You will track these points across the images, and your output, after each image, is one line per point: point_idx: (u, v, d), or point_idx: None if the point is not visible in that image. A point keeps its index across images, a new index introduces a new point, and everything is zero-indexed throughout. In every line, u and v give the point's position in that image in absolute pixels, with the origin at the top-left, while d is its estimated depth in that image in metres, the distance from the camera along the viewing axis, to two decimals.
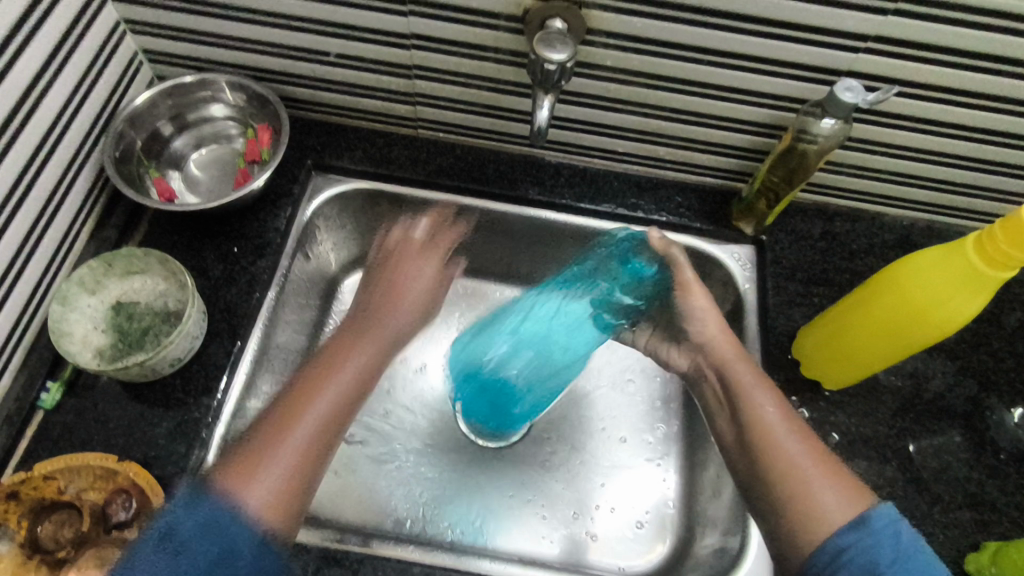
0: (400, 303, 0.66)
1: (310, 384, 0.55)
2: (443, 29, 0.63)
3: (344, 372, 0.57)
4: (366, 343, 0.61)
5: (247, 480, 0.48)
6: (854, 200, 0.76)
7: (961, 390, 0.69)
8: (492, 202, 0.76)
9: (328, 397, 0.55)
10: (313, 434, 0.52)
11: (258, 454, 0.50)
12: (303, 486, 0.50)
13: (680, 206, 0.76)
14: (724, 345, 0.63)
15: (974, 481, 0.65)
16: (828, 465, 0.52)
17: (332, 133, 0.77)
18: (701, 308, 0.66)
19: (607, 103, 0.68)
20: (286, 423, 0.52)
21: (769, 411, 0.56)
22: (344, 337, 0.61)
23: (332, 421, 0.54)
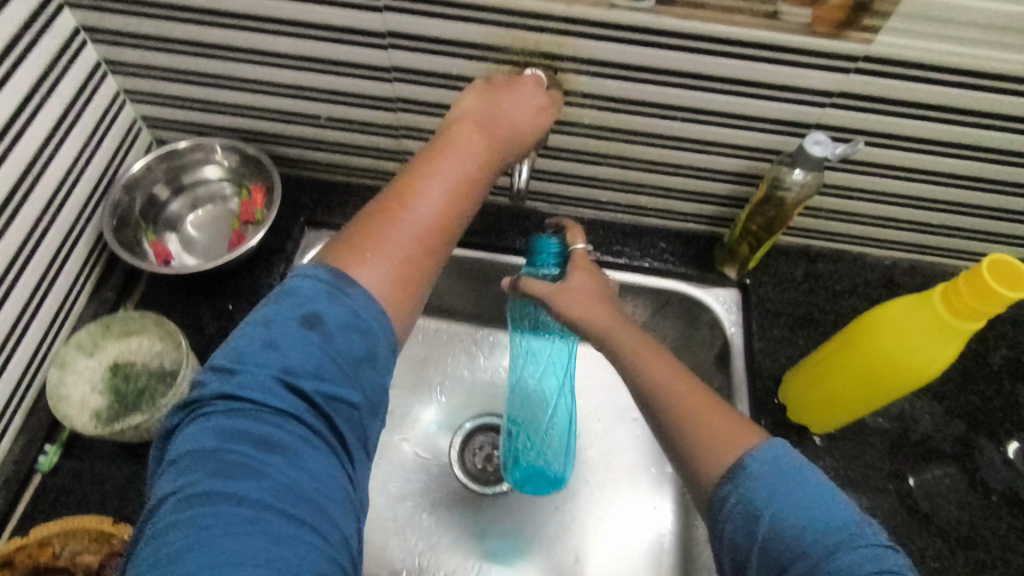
0: (514, 115, 0.55)
1: (430, 161, 0.50)
2: (426, 92, 0.65)
3: (453, 165, 0.51)
4: (478, 126, 0.53)
5: (359, 255, 0.45)
6: (836, 241, 0.77)
7: (949, 430, 0.69)
8: (480, 252, 0.78)
9: (435, 184, 0.49)
10: (432, 211, 0.48)
11: (390, 230, 0.47)
12: (396, 254, 0.46)
13: (665, 251, 0.78)
14: (586, 299, 0.58)
15: (966, 524, 0.64)
16: (711, 402, 0.47)
17: (325, 190, 0.79)
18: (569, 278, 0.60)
19: (589, 157, 0.70)
20: (394, 203, 0.48)
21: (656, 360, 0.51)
22: (459, 127, 0.53)
23: (450, 203, 0.49)
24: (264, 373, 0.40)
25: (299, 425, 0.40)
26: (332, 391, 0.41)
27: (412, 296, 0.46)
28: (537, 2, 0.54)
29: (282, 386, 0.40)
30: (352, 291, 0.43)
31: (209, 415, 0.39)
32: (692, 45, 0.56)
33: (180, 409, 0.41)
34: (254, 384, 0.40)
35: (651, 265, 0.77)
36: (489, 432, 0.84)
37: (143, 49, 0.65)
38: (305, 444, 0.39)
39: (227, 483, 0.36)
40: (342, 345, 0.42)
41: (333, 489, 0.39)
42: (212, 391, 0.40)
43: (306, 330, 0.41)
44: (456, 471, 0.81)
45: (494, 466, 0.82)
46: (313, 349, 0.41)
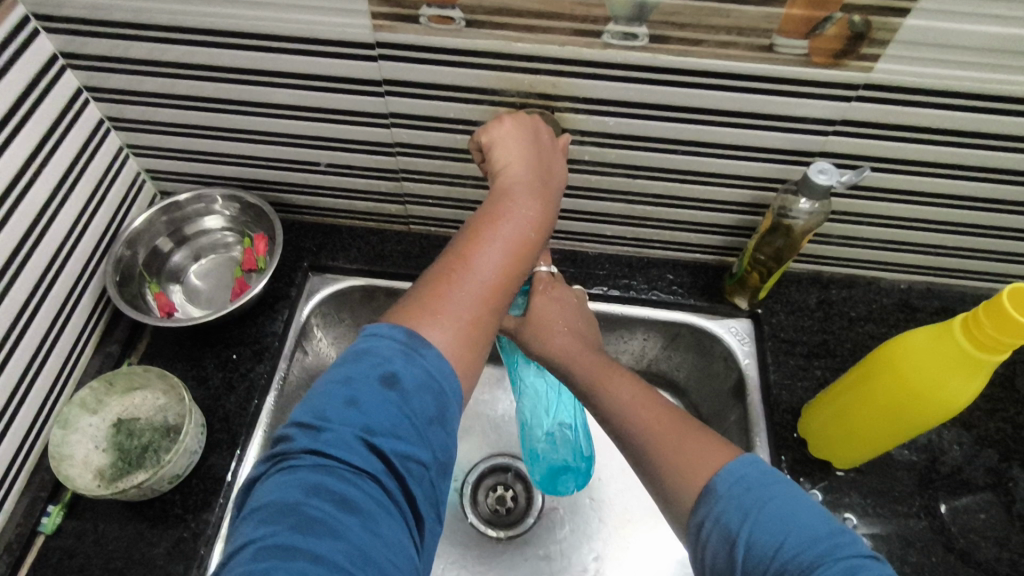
0: (556, 168, 0.55)
1: (489, 217, 0.49)
2: (424, 136, 0.65)
3: (515, 225, 0.49)
4: (530, 178, 0.52)
5: (429, 315, 0.43)
6: (848, 267, 0.76)
7: (980, 461, 0.66)
8: None
9: (499, 241, 0.48)
10: (498, 268, 0.47)
11: (457, 291, 0.45)
12: (468, 315, 0.44)
13: (673, 283, 0.76)
14: (557, 335, 0.60)
15: (1008, 562, 0.61)
16: (678, 424, 0.49)
17: (327, 234, 0.79)
18: (540, 316, 0.61)
19: (590, 193, 0.70)
20: (459, 261, 0.46)
21: (628, 392, 0.53)
22: (512, 180, 0.52)
23: (514, 260, 0.48)
24: (347, 430, 0.38)
25: (377, 481, 0.37)
26: (410, 452, 0.39)
27: (480, 358, 0.45)
28: (530, 45, 0.54)
29: (363, 443, 0.38)
30: (424, 352, 0.41)
31: (292, 468, 0.37)
32: (689, 80, 0.55)
33: (265, 459, 0.40)
34: (337, 441, 0.38)
35: (659, 297, 0.75)
36: (502, 473, 0.82)
37: (145, 106, 0.66)
38: (381, 507, 0.37)
39: (306, 541, 0.34)
40: (420, 406, 0.40)
41: (404, 559, 0.36)
42: (296, 444, 0.38)
43: (387, 390, 0.39)
44: (469, 514, 0.79)
45: (507, 507, 0.80)
46: (393, 410, 0.39)
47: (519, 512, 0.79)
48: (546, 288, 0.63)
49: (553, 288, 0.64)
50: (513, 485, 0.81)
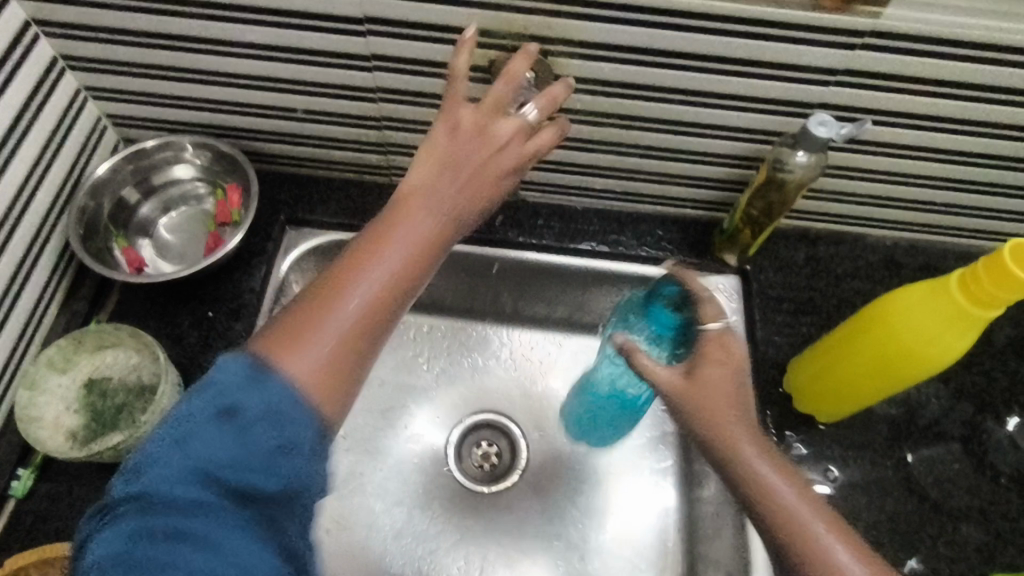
0: (493, 166, 0.48)
1: (383, 232, 0.44)
2: (409, 81, 0.62)
3: (404, 245, 0.44)
4: (444, 186, 0.46)
5: (289, 348, 0.39)
6: (836, 223, 0.75)
7: (956, 413, 0.67)
8: (471, 247, 0.76)
9: (387, 260, 0.43)
10: (378, 293, 0.42)
11: (327, 321, 0.40)
12: (332, 350, 0.40)
13: (662, 239, 0.75)
14: (726, 415, 0.43)
15: (977, 510, 0.63)
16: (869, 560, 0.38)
17: (304, 185, 0.75)
18: (706, 387, 0.43)
19: (580, 144, 0.67)
20: (335, 283, 0.41)
21: (802, 501, 0.40)
22: (423, 184, 0.46)
23: (397, 281, 0.42)
24: (173, 473, 0.36)
25: (240, 521, 0.36)
26: (254, 487, 0.36)
27: (348, 394, 0.40)
28: None
29: (193, 485, 0.36)
30: (274, 391, 0.37)
31: (118, 519, 0.36)
32: (691, 23, 0.53)
33: (96, 511, 0.38)
34: (160, 488, 0.35)
35: (648, 253, 0.74)
36: (486, 428, 0.82)
37: (103, 43, 0.61)
38: (230, 543, 0.35)
39: None
40: (263, 437, 0.36)
41: None
42: (119, 494, 0.36)
43: (219, 425, 0.36)
44: (453, 469, 0.79)
45: (492, 463, 0.80)
46: (227, 447, 0.36)
47: (505, 467, 0.80)
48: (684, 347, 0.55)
49: (723, 351, 0.45)
50: (497, 440, 0.81)
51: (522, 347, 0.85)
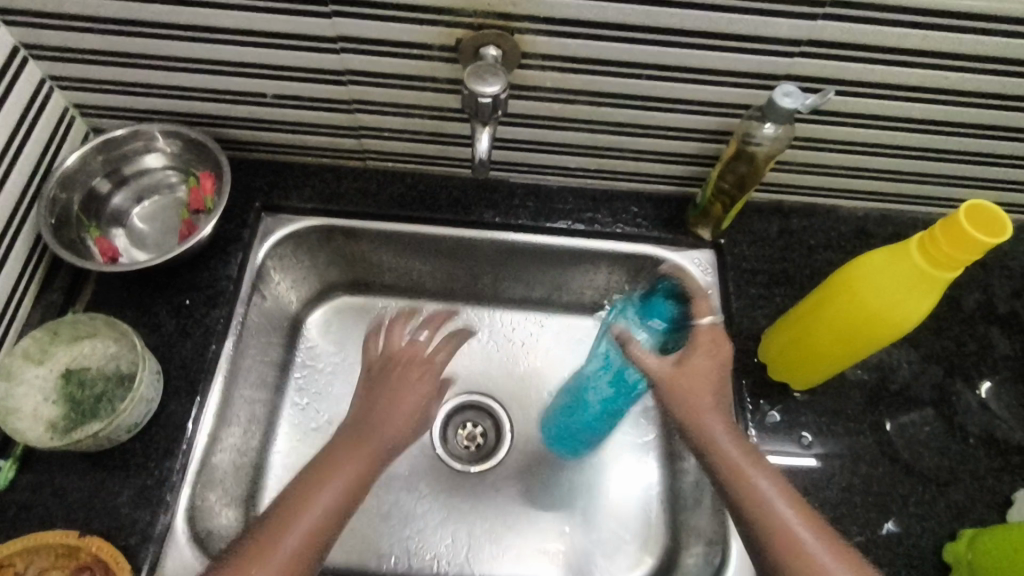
0: (392, 421, 0.62)
1: (302, 504, 0.54)
2: (377, 62, 0.62)
3: (325, 491, 0.55)
4: (352, 463, 0.58)
5: None
6: (808, 195, 0.76)
7: (926, 377, 0.69)
8: (448, 229, 0.76)
9: (313, 513, 0.54)
10: (301, 545, 0.52)
11: (265, 561, 0.51)
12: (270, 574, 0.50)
13: (637, 215, 0.76)
14: (709, 402, 0.59)
15: (946, 470, 0.65)
16: (825, 536, 0.52)
17: (279, 172, 0.76)
18: (691, 375, 0.60)
19: (552, 122, 0.67)
20: (268, 540, 0.52)
21: (773, 493, 0.54)
22: (333, 471, 0.57)
23: (321, 525, 0.54)
24: None
25: None
26: None
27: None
28: None
29: None
30: None
31: None
32: None
33: None
34: None
35: (624, 231, 0.75)
36: (470, 409, 0.83)
37: (67, 31, 0.60)
38: None
39: None
40: None
41: None
42: None
43: None
44: (439, 451, 0.80)
45: (477, 444, 0.81)
46: None
47: (490, 447, 0.81)
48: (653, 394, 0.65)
49: (715, 343, 0.62)
50: (481, 421, 0.82)
51: (505, 328, 0.86)
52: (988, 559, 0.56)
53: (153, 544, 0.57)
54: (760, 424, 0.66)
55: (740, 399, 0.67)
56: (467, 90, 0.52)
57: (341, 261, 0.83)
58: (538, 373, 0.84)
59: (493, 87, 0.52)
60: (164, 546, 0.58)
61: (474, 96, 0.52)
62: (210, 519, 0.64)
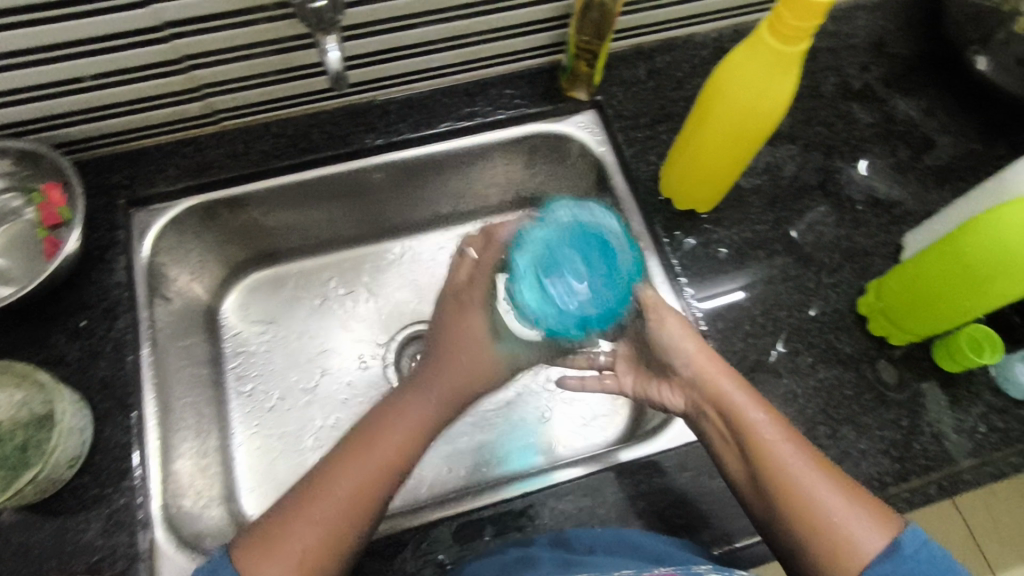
0: (458, 372, 0.62)
1: (341, 463, 0.55)
2: (195, 6, 0.56)
3: (371, 446, 0.56)
4: (416, 406, 0.59)
5: (260, 557, 0.50)
6: (663, 31, 0.78)
7: (809, 164, 0.74)
8: (332, 165, 0.73)
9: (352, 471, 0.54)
10: (331, 513, 0.52)
11: (292, 526, 0.51)
12: (292, 549, 0.51)
13: (513, 97, 0.75)
14: (713, 370, 0.58)
15: (845, 239, 0.71)
16: (844, 488, 0.53)
17: (133, 161, 0.70)
18: (686, 335, 0.60)
19: (400, 22, 0.65)
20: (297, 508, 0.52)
21: (794, 457, 0.54)
22: (391, 416, 0.59)
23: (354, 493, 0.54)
24: None
25: None
26: None
27: (338, 547, 0.52)
28: None
29: None
30: None
31: None
32: None
33: None
34: None
35: (506, 115, 0.75)
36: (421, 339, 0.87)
37: None
38: None
39: None
40: None
41: None
42: None
43: None
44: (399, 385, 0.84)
45: None
46: None
47: None
48: (644, 387, 0.64)
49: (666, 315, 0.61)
50: None
51: (427, 252, 0.90)
52: (892, 298, 0.62)
53: (142, 562, 0.55)
54: (680, 253, 0.70)
55: (656, 238, 0.70)
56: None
57: (236, 238, 0.79)
58: None
59: None
60: (154, 559, 0.56)
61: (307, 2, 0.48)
62: (193, 521, 0.62)
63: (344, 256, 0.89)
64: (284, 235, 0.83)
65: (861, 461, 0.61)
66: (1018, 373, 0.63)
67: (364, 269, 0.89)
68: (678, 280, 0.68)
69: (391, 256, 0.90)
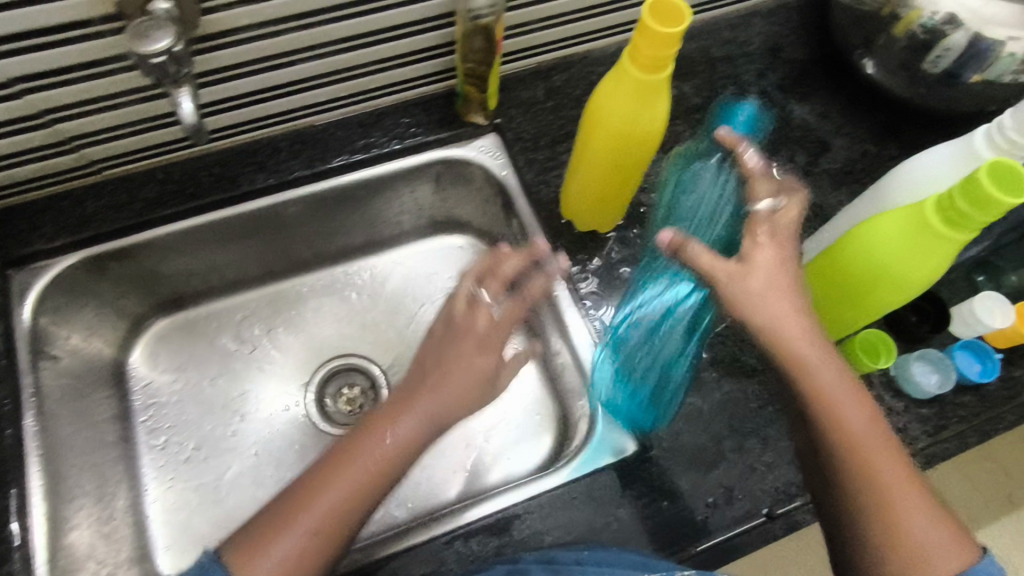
0: (454, 381, 0.56)
1: (340, 463, 0.52)
2: (40, 61, 0.54)
3: (371, 449, 0.53)
4: (413, 412, 0.55)
5: (258, 554, 0.48)
6: (560, 50, 0.77)
7: None
8: (225, 210, 0.71)
9: (352, 473, 0.51)
10: (328, 516, 0.50)
11: (291, 528, 0.49)
12: (290, 548, 0.48)
13: (409, 125, 0.74)
14: (787, 320, 0.49)
15: None
16: (902, 474, 0.49)
17: (8, 219, 0.67)
18: (767, 273, 0.49)
19: (275, 60, 0.62)
20: (300, 505, 0.50)
21: (864, 433, 0.49)
22: (389, 421, 0.55)
23: (353, 499, 0.51)
24: None
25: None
26: None
27: (330, 549, 0.50)
28: None
29: None
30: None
31: None
32: None
33: None
34: None
35: (401, 145, 0.73)
36: (342, 374, 0.85)
37: None
38: None
39: None
40: None
41: None
42: None
43: None
44: (325, 427, 0.82)
45: (358, 404, 0.84)
46: None
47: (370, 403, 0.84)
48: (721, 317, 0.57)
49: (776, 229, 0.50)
50: (356, 381, 0.85)
51: (346, 285, 0.88)
52: None
53: None
54: (585, 277, 0.70)
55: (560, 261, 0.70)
56: (135, 55, 0.45)
57: (134, 287, 0.77)
58: (398, 311, 0.87)
59: (161, 41, 0.45)
60: None
61: (147, 58, 0.45)
62: None
63: (260, 294, 0.87)
64: (189, 279, 0.80)
65: (767, 474, 0.62)
66: (916, 373, 0.64)
67: (280, 308, 0.87)
68: (585, 305, 0.69)
69: (308, 290, 0.88)
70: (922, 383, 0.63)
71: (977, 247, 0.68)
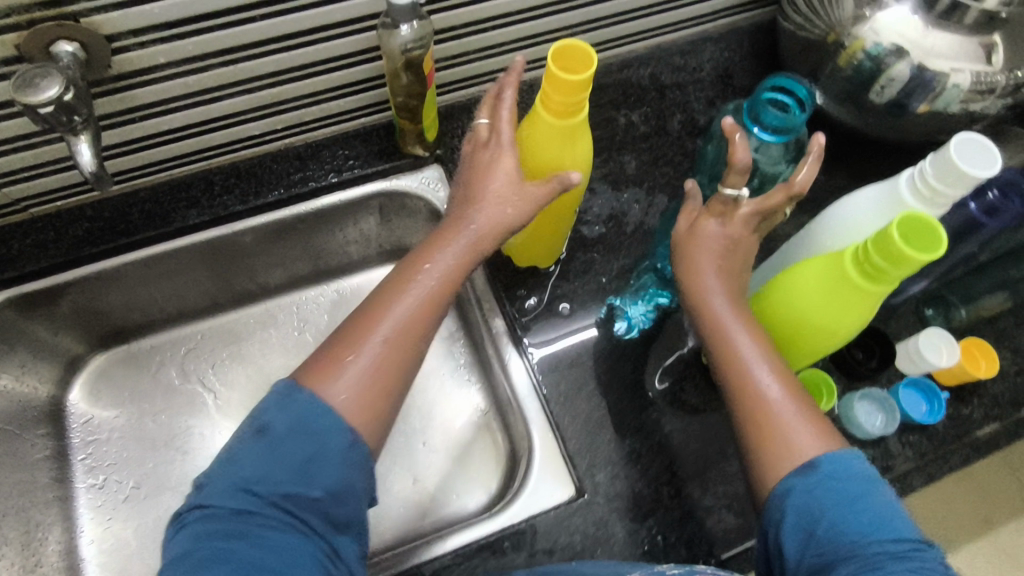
0: (490, 207, 0.53)
1: (392, 296, 0.51)
2: None
3: (421, 280, 0.52)
4: (455, 243, 0.53)
5: (326, 377, 0.47)
6: (503, 79, 0.76)
7: (656, 208, 0.73)
8: (156, 245, 0.69)
9: (405, 303, 0.51)
10: (388, 340, 0.49)
11: (353, 354, 0.48)
12: (359, 373, 0.48)
13: (348, 157, 0.72)
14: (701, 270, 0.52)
15: None
16: (802, 403, 0.48)
17: None
18: (691, 239, 0.53)
19: (199, 97, 0.61)
20: (360, 333, 0.49)
21: (759, 364, 0.49)
22: (433, 251, 0.53)
23: (408, 327, 0.50)
24: (226, 486, 0.43)
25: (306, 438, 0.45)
26: (291, 490, 0.43)
27: (394, 379, 0.49)
28: None
29: (245, 492, 0.43)
30: (298, 394, 0.46)
31: (183, 525, 0.43)
32: None
33: None
34: (218, 491, 0.43)
35: (338, 178, 0.71)
36: None
37: None
38: (281, 527, 0.42)
39: (232, 538, 0.41)
40: (291, 450, 0.44)
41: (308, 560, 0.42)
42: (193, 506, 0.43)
43: (259, 442, 0.44)
44: None
45: None
46: (265, 463, 0.43)
47: None
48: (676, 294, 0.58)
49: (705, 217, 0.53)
50: None
51: (294, 318, 0.86)
52: None
53: None
54: (522, 314, 0.68)
55: (499, 297, 0.68)
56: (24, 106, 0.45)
57: (69, 324, 0.75)
58: None
59: (52, 89, 0.44)
60: None
61: (36, 108, 0.45)
62: None
63: (205, 325, 0.84)
64: (129, 313, 0.78)
65: (705, 519, 0.60)
66: (860, 414, 0.62)
67: (225, 339, 0.84)
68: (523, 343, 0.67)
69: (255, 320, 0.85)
70: (867, 424, 0.61)
71: (926, 281, 0.67)
